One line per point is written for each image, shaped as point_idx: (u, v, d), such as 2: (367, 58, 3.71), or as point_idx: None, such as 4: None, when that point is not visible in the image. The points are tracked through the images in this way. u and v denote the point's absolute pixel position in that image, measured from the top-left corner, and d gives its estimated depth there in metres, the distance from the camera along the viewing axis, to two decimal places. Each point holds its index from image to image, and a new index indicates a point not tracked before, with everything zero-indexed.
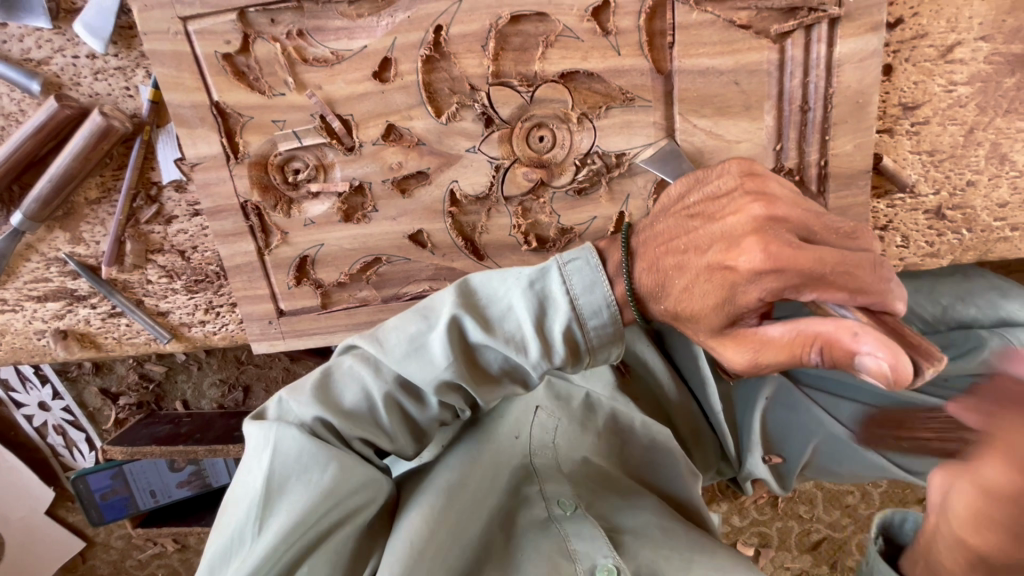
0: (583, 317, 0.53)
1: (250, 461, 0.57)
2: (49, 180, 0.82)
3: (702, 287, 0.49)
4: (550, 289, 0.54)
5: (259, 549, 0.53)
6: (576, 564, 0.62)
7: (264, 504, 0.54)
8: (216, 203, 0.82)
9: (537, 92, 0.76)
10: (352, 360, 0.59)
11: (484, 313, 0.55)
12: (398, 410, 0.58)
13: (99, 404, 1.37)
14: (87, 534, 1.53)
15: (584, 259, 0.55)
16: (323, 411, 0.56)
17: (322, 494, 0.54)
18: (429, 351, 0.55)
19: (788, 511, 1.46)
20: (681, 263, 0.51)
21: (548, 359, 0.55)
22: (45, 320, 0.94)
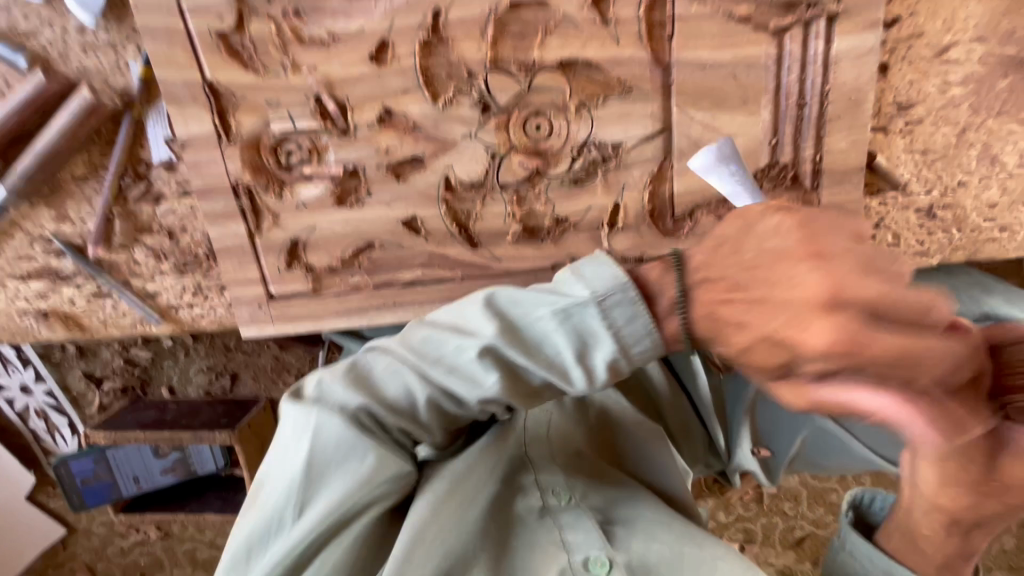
0: (628, 348, 0.53)
1: (285, 438, 0.58)
2: (35, 155, 0.80)
3: (763, 352, 0.47)
4: (591, 321, 0.53)
5: (297, 532, 0.56)
6: (569, 555, 0.62)
7: (305, 487, 0.56)
8: (207, 183, 0.80)
9: (536, 79, 0.76)
10: (391, 357, 0.58)
11: (525, 335, 0.55)
12: (435, 410, 0.58)
13: (82, 388, 1.35)
14: (68, 520, 1.51)
15: (623, 289, 0.52)
16: (367, 405, 0.57)
17: (361, 484, 0.57)
18: (473, 369, 0.55)
19: (772, 508, 1.49)
20: (742, 305, 0.48)
21: (589, 384, 0.55)
22: (29, 300, 0.92)
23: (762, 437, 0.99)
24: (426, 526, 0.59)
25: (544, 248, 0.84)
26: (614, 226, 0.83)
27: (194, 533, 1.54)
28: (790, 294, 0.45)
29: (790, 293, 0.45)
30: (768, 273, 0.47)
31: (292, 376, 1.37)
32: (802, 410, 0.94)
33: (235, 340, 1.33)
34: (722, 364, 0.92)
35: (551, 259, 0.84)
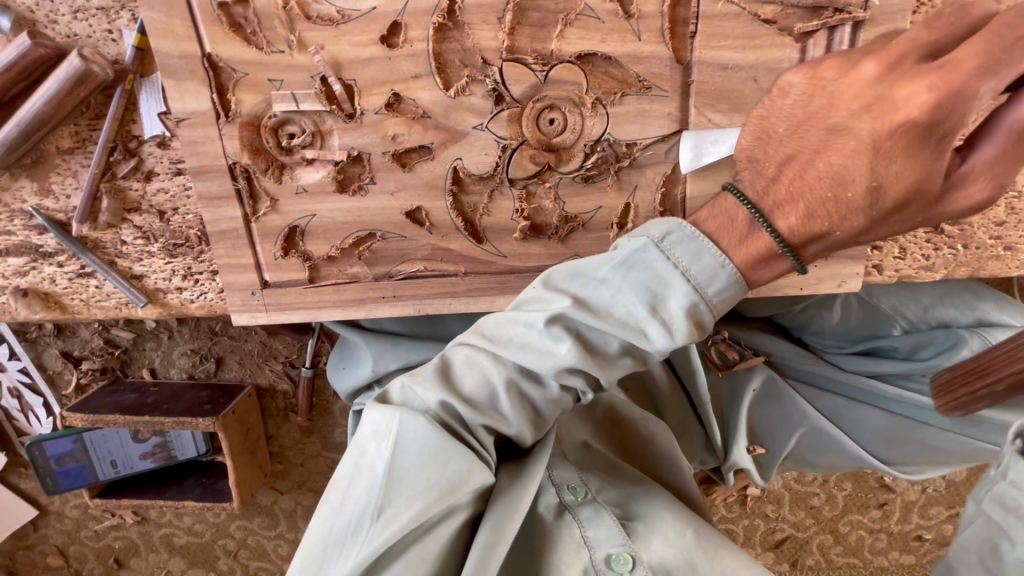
0: (701, 287, 0.57)
1: (366, 445, 0.61)
2: (17, 123, 0.75)
3: (888, 175, 0.55)
4: (659, 267, 0.58)
5: (380, 535, 0.57)
6: (591, 552, 0.63)
7: (383, 495, 0.58)
8: (202, 163, 0.76)
9: (552, 72, 0.73)
10: (466, 352, 0.63)
11: (594, 305, 0.59)
12: (518, 395, 0.62)
13: (59, 367, 1.30)
14: (40, 502, 1.46)
15: (678, 232, 0.59)
16: (447, 395, 0.61)
17: (441, 488, 0.59)
18: (547, 342, 0.59)
19: (754, 510, 1.54)
20: (823, 180, 0.58)
21: (671, 336, 0.57)
22: (6, 276, 0.88)
23: (757, 435, 1.04)
24: (492, 537, 0.61)
25: (551, 246, 0.82)
26: (623, 227, 0.82)
27: (172, 519, 1.51)
28: (899, 117, 0.53)
29: (883, 116, 0.54)
30: (833, 140, 0.57)
31: (279, 363, 1.34)
32: (796, 410, 1.01)
33: (222, 324, 1.29)
34: (719, 360, 0.99)
35: (558, 258, 0.82)
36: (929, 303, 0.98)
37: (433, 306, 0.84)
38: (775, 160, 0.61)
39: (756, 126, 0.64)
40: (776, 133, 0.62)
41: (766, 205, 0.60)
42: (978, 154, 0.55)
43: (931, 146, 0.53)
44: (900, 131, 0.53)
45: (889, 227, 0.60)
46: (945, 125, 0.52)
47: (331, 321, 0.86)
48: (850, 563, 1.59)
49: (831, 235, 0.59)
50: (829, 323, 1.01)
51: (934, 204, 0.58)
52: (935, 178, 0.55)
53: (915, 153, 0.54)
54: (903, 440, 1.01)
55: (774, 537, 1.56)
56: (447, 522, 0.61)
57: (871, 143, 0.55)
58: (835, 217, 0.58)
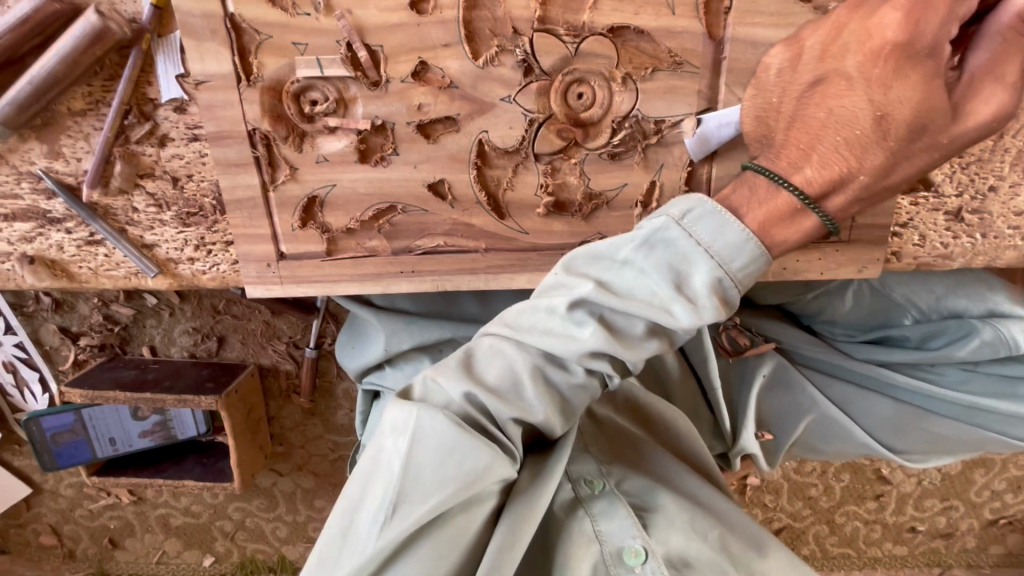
0: (725, 262, 0.58)
1: (386, 439, 0.60)
2: (29, 82, 0.73)
3: (891, 103, 0.60)
4: (682, 246, 0.59)
5: (396, 529, 0.56)
6: (602, 545, 0.64)
7: (398, 490, 0.57)
8: (220, 128, 0.74)
9: (583, 44, 0.72)
10: (490, 340, 0.63)
11: (618, 286, 0.59)
12: (542, 382, 0.61)
13: (57, 343, 1.27)
14: (34, 480, 1.43)
15: (701, 208, 0.60)
16: (470, 385, 0.60)
17: (462, 480, 0.58)
18: (572, 327, 0.59)
19: (753, 500, 1.55)
20: (831, 126, 0.62)
21: (697, 313, 0.58)
22: (12, 242, 0.85)
23: (765, 421, 1.04)
24: (507, 533, 0.61)
25: (574, 224, 0.81)
26: (647, 206, 0.81)
27: (169, 499, 1.49)
28: (877, 41, 0.61)
29: (863, 47, 0.62)
30: (825, 87, 0.64)
31: (283, 343, 1.32)
32: (805, 397, 1.02)
33: (225, 302, 1.27)
34: (730, 347, 0.99)
35: (580, 236, 0.81)
36: (942, 293, 0.98)
37: (452, 282, 0.83)
38: (782, 127, 0.67)
39: (755, 111, 0.71)
40: (776, 104, 0.69)
41: (781, 168, 0.64)
42: (975, 61, 0.61)
43: (923, 62, 0.60)
44: (884, 54, 0.60)
45: (915, 161, 0.63)
46: (923, 41, 0.59)
47: (348, 296, 0.84)
48: (844, 553, 1.62)
49: (856, 177, 0.62)
50: (840, 311, 1.01)
51: (951, 127, 0.61)
52: (940, 95, 0.60)
53: (908, 74, 0.60)
54: (911, 428, 1.02)
55: (772, 526, 1.57)
56: (462, 516, 0.60)
57: (859, 76, 0.61)
58: (853, 160, 0.62)
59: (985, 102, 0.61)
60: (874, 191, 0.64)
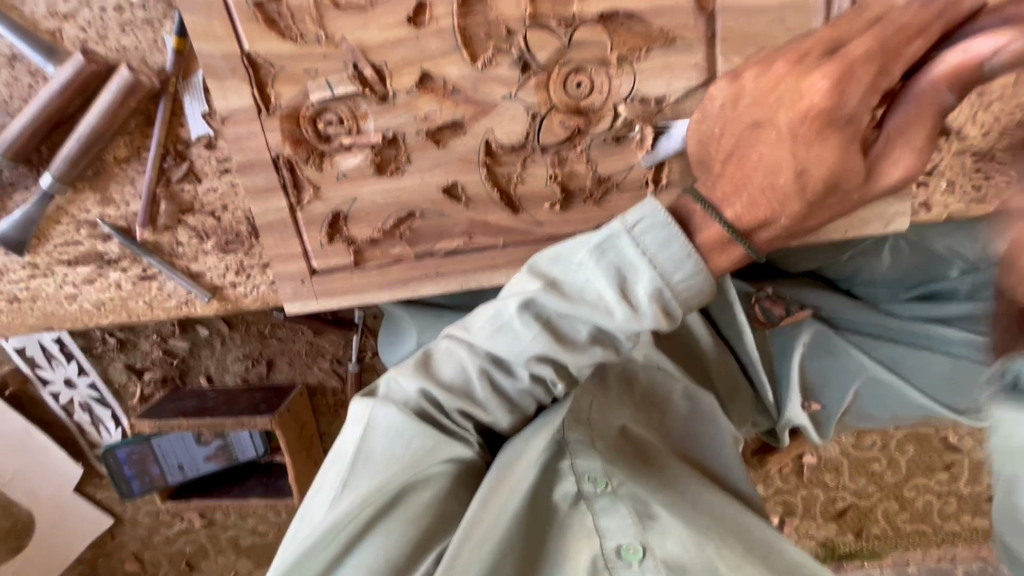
0: (665, 274, 0.56)
1: (352, 426, 0.65)
2: (79, 138, 0.81)
3: (811, 160, 0.58)
4: (625, 254, 0.57)
5: (341, 505, 0.61)
6: (602, 540, 0.63)
7: (349, 471, 0.62)
8: (248, 157, 0.80)
9: (576, 34, 0.74)
10: (448, 341, 0.65)
11: (565, 289, 0.58)
12: (490, 383, 0.63)
13: (123, 380, 1.37)
14: (114, 510, 1.53)
15: (652, 217, 0.58)
16: (424, 382, 0.63)
17: (402, 463, 0.62)
18: (514, 328, 0.59)
19: (812, 479, 1.49)
20: (760, 170, 0.60)
21: (636, 318, 0.57)
22: (76, 285, 0.93)
23: (812, 391, 0.99)
24: (479, 514, 0.61)
25: (586, 211, 0.83)
26: (657, 184, 0.82)
27: (236, 520, 1.56)
28: (805, 104, 0.57)
29: (794, 106, 0.58)
30: (759, 133, 0.60)
31: (327, 361, 1.38)
32: (852, 362, 0.97)
33: (271, 326, 1.34)
34: (764, 319, 0.94)
35: (594, 221, 0.83)
36: (987, 243, 0.93)
37: (475, 280, 0.86)
38: (721, 160, 0.64)
39: (698, 136, 0.70)
40: (718, 137, 0.66)
41: (715, 198, 0.62)
42: (893, 120, 0.58)
43: (841, 129, 0.57)
44: (810, 116, 0.56)
45: (827, 211, 0.63)
46: (845, 109, 0.56)
47: (379, 303, 0.89)
48: (919, 530, 1.52)
49: (776, 221, 0.61)
50: (880, 270, 0.98)
51: (861, 187, 0.61)
52: (857, 157, 0.58)
53: (827, 138, 0.57)
54: (972, 385, 0.95)
55: (835, 506, 1.50)
56: (418, 491, 0.64)
57: (790, 133, 0.58)
58: (774, 205, 0.60)
59: (892, 168, 0.60)
60: (796, 231, 0.63)
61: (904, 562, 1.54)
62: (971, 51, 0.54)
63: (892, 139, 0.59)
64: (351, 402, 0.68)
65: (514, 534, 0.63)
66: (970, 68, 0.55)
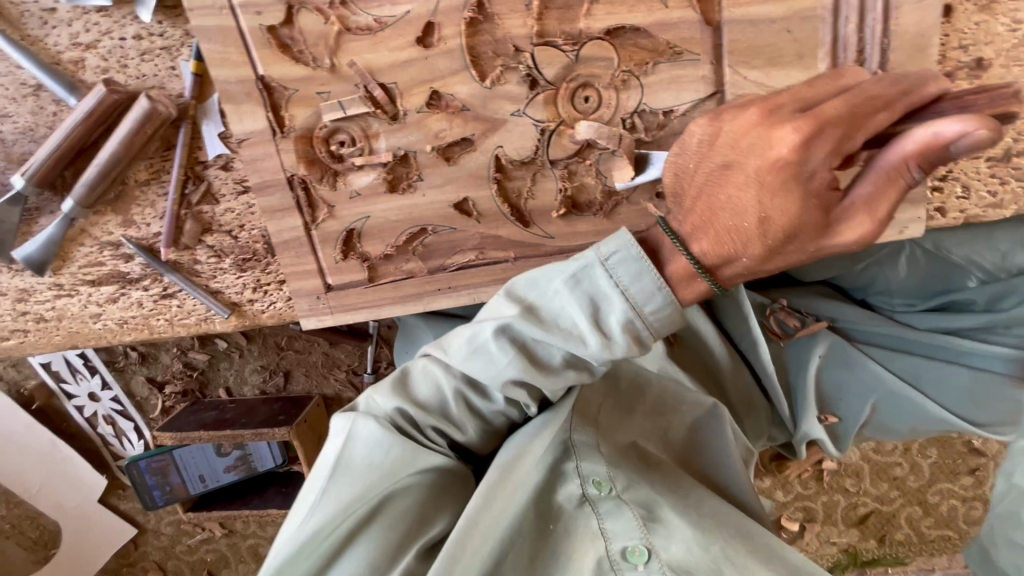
0: (638, 306, 0.55)
1: (335, 437, 0.67)
2: (100, 165, 0.84)
3: (770, 208, 0.51)
4: (599, 284, 0.55)
5: (325, 509, 0.62)
6: (607, 543, 0.63)
7: (331, 477, 0.64)
8: (263, 178, 0.82)
9: (583, 50, 0.75)
10: (424, 361, 0.66)
11: (540, 316, 0.58)
12: (464, 404, 0.65)
13: (145, 393, 1.40)
14: (138, 521, 1.56)
15: (625, 250, 0.55)
16: (400, 401, 0.65)
17: (381, 472, 0.63)
18: (487, 351, 0.59)
19: (833, 485, 1.47)
20: (726, 211, 0.54)
21: (608, 348, 0.56)
22: (100, 304, 0.96)
23: (829, 404, 0.97)
24: (478, 514, 0.62)
25: (596, 223, 0.83)
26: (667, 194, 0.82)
27: (257, 530, 1.57)
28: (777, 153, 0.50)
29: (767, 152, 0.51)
30: (728, 175, 0.54)
31: (343, 372, 1.39)
32: (870, 373, 0.95)
33: (287, 338, 1.37)
34: (779, 331, 0.94)
35: (604, 234, 0.84)
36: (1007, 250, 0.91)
37: (488, 293, 0.87)
38: (692, 194, 0.58)
39: (674, 168, 0.61)
40: (692, 172, 0.59)
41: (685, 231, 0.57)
42: (857, 188, 0.50)
43: (804, 183, 0.50)
44: (779, 166, 0.49)
45: (787, 259, 0.55)
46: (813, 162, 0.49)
47: (393, 317, 0.90)
48: (944, 536, 1.48)
49: (738, 260, 0.55)
50: (895, 280, 0.95)
51: (817, 241, 0.52)
52: (815, 214, 0.51)
53: (790, 190, 0.50)
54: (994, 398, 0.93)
55: (857, 512, 1.48)
56: (402, 501, 0.64)
57: (757, 177, 0.51)
58: (739, 244, 0.54)
59: (853, 230, 0.51)
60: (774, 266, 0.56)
61: (930, 568, 1.51)
62: (937, 131, 0.45)
63: (848, 207, 0.51)
64: (333, 417, 0.70)
65: (515, 534, 0.64)
66: (942, 150, 0.45)
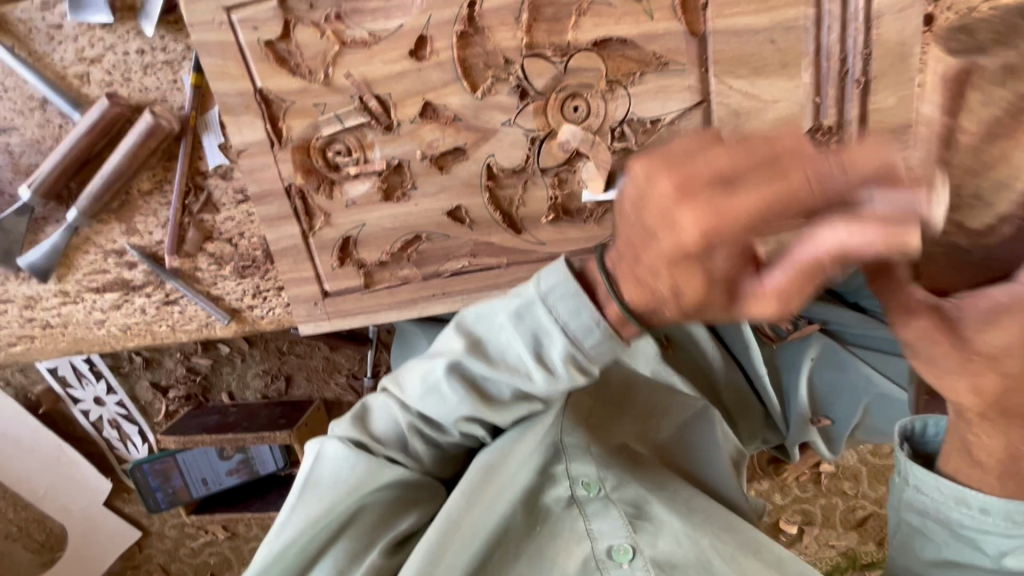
0: (577, 340, 0.54)
1: (305, 461, 0.69)
2: (103, 177, 0.88)
3: (678, 280, 0.43)
4: (541, 321, 0.56)
5: (290, 530, 0.64)
6: (593, 542, 0.65)
7: (298, 497, 0.66)
8: (262, 188, 0.84)
9: (571, 61, 0.77)
10: (382, 395, 0.67)
11: (488, 354, 0.59)
12: (417, 435, 0.65)
13: (149, 397, 1.42)
14: (142, 523, 1.58)
15: (563, 285, 0.54)
16: (358, 434, 0.66)
17: (342, 493, 0.65)
18: (437, 387, 0.61)
19: (831, 488, 1.47)
20: None
21: (554, 381, 0.57)
22: (104, 311, 0.98)
23: (822, 406, 0.98)
24: (461, 514, 0.64)
25: (586, 229, 0.85)
26: None
27: (259, 533, 1.58)
28: None
29: None
30: None
31: (343, 376, 1.41)
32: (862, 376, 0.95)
33: (289, 343, 1.39)
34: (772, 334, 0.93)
35: (594, 240, 0.85)
36: None
37: (481, 298, 0.89)
38: None
39: None
40: None
41: None
42: None
43: None
44: None
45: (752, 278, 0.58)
46: None
47: (389, 322, 0.92)
48: None
49: None
50: None
51: None
52: None
53: None
54: None
55: (856, 515, 1.48)
56: (366, 517, 0.66)
57: None
58: None
59: None
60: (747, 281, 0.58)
61: None
62: None
63: None
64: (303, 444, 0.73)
65: (500, 535, 0.67)
66: None
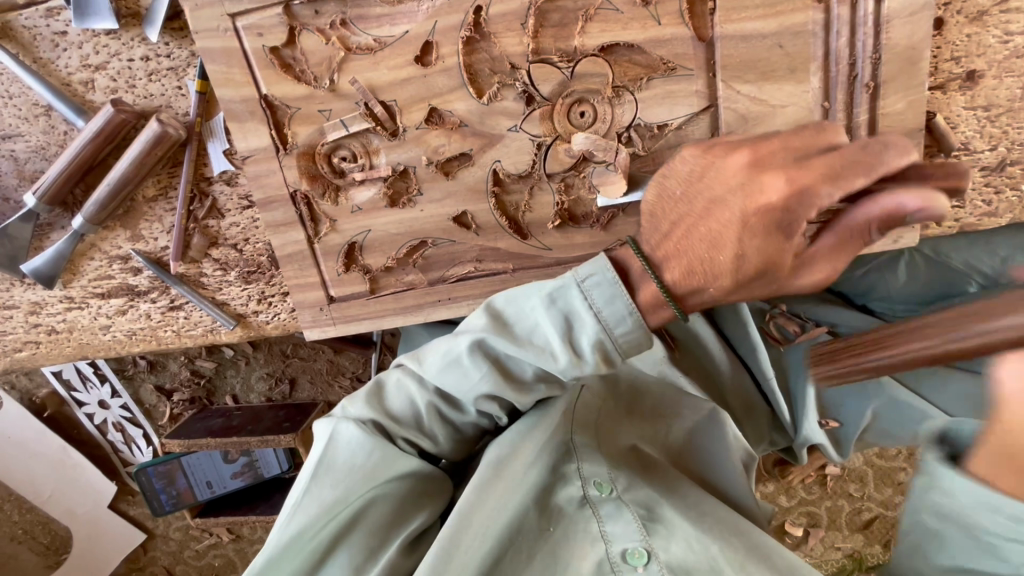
0: (609, 327, 0.56)
1: (317, 443, 0.68)
2: (109, 185, 0.86)
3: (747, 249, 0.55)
4: (574, 303, 0.57)
5: (304, 517, 0.63)
6: (607, 545, 0.64)
7: (310, 480, 0.65)
8: (267, 194, 0.84)
9: (578, 67, 0.77)
10: (399, 372, 0.67)
11: (512, 331, 0.59)
12: (436, 415, 0.66)
13: (154, 400, 1.42)
14: (146, 526, 1.58)
15: (601, 274, 0.57)
16: (374, 414, 0.66)
17: (360, 479, 0.64)
18: (461, 365, 0.61)
19: (836, 490, 1.47)
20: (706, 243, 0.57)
21: (578, 366, 0.58)
22: (109, 316, 0.99)
23: (828, 409, 0.96)
24: (471, 513, 0.63)
25: (593, 235, 0.85)
26: None
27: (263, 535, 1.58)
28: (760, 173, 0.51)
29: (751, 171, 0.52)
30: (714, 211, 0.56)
31: (347, 379, 1.40)
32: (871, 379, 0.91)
33: (293, 346, 1.39)
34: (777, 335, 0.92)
35: (601, 245, 0.85)
36: (1005, 256, 0.90)
37: None
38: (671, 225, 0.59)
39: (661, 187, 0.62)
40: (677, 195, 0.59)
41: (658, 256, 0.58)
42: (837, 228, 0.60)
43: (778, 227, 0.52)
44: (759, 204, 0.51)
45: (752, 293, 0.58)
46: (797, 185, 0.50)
47: (394, 327, 0.92)
48: None
49: (704, 290, 0.57)
50: (895, 286, 0.94)
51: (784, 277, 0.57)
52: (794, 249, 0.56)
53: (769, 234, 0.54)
54: None
55: (862, 517, 1.47)
56: (382, 508, 0.65)
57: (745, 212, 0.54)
58: (707, 277, 0.56)
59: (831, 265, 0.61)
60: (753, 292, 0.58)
61: None
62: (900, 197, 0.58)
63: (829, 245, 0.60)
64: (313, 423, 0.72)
65: (513, 535, 0.65)
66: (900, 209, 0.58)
